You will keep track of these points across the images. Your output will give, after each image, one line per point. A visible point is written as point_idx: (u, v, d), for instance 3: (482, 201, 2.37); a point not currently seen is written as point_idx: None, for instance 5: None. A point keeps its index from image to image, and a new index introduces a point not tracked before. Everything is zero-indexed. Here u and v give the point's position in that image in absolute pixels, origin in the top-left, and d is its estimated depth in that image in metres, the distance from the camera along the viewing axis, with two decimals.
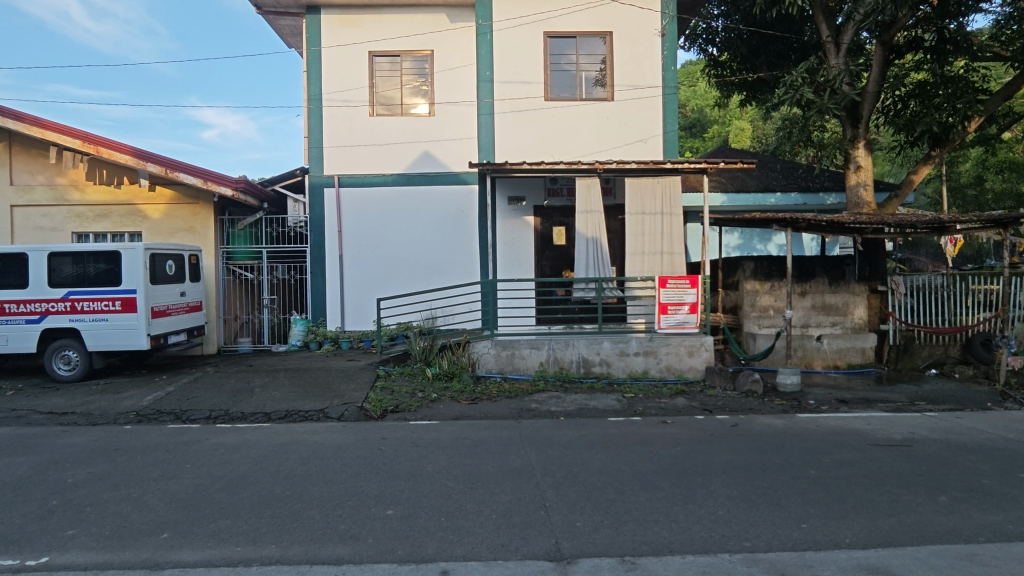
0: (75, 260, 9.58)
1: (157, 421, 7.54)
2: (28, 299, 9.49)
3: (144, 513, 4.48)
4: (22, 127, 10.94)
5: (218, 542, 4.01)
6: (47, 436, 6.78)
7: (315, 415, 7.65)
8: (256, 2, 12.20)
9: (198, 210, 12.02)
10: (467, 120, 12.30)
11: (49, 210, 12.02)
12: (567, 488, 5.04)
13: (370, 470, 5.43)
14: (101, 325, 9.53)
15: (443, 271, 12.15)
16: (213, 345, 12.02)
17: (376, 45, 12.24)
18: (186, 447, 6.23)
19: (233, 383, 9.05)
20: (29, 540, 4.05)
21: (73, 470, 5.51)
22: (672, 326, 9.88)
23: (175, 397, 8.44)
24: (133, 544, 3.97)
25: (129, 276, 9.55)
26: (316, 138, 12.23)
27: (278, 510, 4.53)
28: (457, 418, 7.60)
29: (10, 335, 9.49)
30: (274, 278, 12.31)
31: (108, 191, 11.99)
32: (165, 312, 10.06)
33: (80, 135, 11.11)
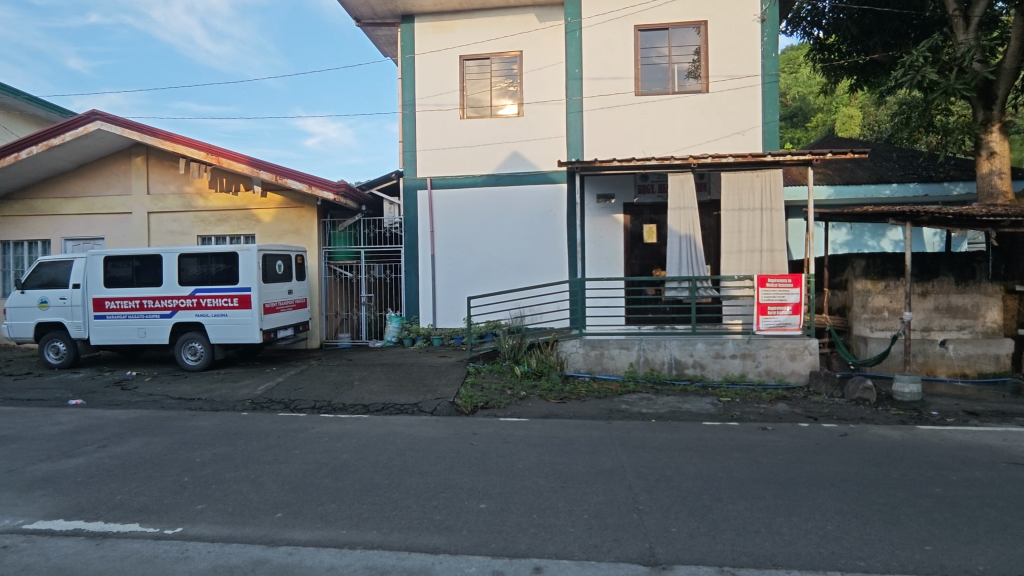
0: (200, 260, 10.55)
1: (270, 408, 8.16)
2: (161, 296, 10.57)
3: (260, 493, 4.87)
4: (157, 141, 12.19)
5: (325, 524, 4.27)
6: (178, 419, 7.54)
7: (410, 408, 7.96)
8: (356, 15, 12.88)
9: (304, 213, 12.87)
10: (556, 119, 12.28)
11: (179, 215, 13.35)
12: (660, 492, 4.91)
13: (463, 464, 5.57)
14: (222, 320, 10.45)
15: (532, 271, 12.23)
16: (316, 340, 12.80)
17: (467, 49, 12.52)
18: (294, 434, 6.69)
19: (335, 375, 9.63)
20: (167, 511, 4.52)
21: (200, 451, 6.08)
22: (772, 327, 9.34)
23: (284, 387, 9.12)
24: (252, 521, 4.31)
25: (245, 275, 10.40)
26: (410, 142, 12.71)
27: (378, 498, 4.75)
28: (545, 416, 7.62)
29: (147, 328, 10.65)
30: (371, 277, 12.94)
31: (227, 198, 13.12)
32: (275, 308, 10.87)
33: (204, 147, 12.21)
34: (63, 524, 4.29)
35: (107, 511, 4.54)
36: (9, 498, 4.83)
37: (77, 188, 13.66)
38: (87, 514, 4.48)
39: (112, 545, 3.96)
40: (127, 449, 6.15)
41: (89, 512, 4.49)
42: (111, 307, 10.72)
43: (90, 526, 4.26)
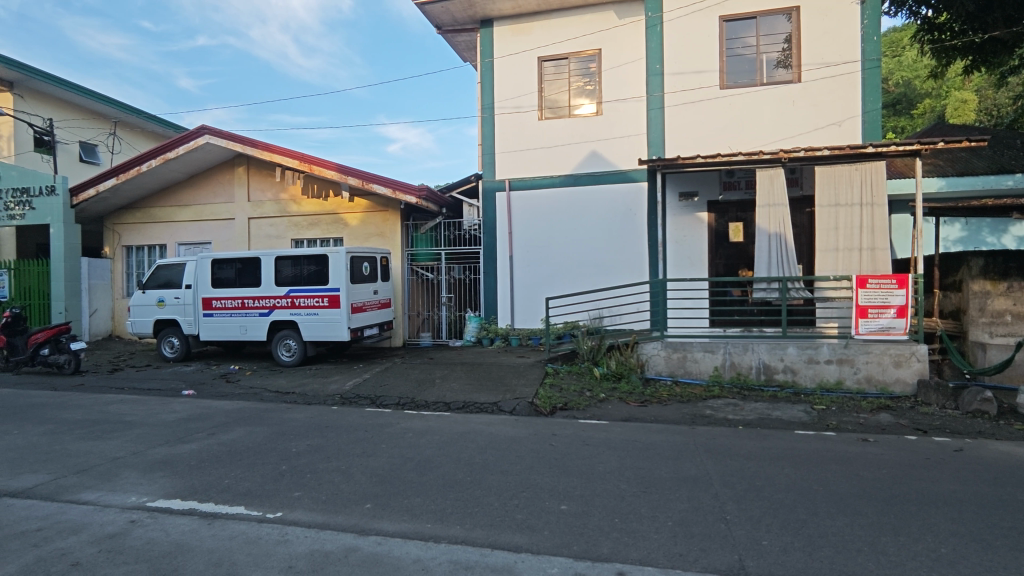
0: (294, 262, 11.23)
1: (358, 403, 8.55)
2: (260, 296, 11.34)
3: (351, 484, 5.11)
4: (256, 152, 13.08)
5: (412, 517, 4.41)
6: (276, 411, 8.07)
7: (490, 407, 8.07)
8: (437, 23, 13.26)
9: (388, 217, 13.38)
10: (636, 116, 12.04)
11: (275, 220, 14.27)
12: (749, 502, 4.69)
13: (543, 465, 5.58)
14: (313, 319, 11.07)
15: (611, 271, 12.07)
16: (400, 338, 13.26)
17: (545, 50, 12.55)
18: (381, 429, 6.98)
19: (417, 373, 9.94)
20: (268, 496, 4.85)
21: (295, 442, 6.47)
22: (873, 331, 8.72)
23: (370, 383, 9.53)
24: (343, 510, 4.53)
25: (335, 276, 10.95)
26: (489, 145, 12.91)
27: (460, 494, 4.86)
28: (625, 420, 7.49)
29: (248, 325, 11.47)
30: (451, 278, 13.25)
31: (318, 203, 13.88)
32: (361, 308, 11.38)
33: (298, 156, 12.96)
34: (179, 504, 4.70)
35: (216, 493, 4.92)
36: (134, 478, 5.35)
37: (188, 197, 14.94)
38: (199, 495, 4.88)
39: (221, 525, 4.29)
40: (232, 438, 6.63)
41: (202, 494, 4.89)
42: (218, 306, 11.64)
43: (202, 507, 4.63)
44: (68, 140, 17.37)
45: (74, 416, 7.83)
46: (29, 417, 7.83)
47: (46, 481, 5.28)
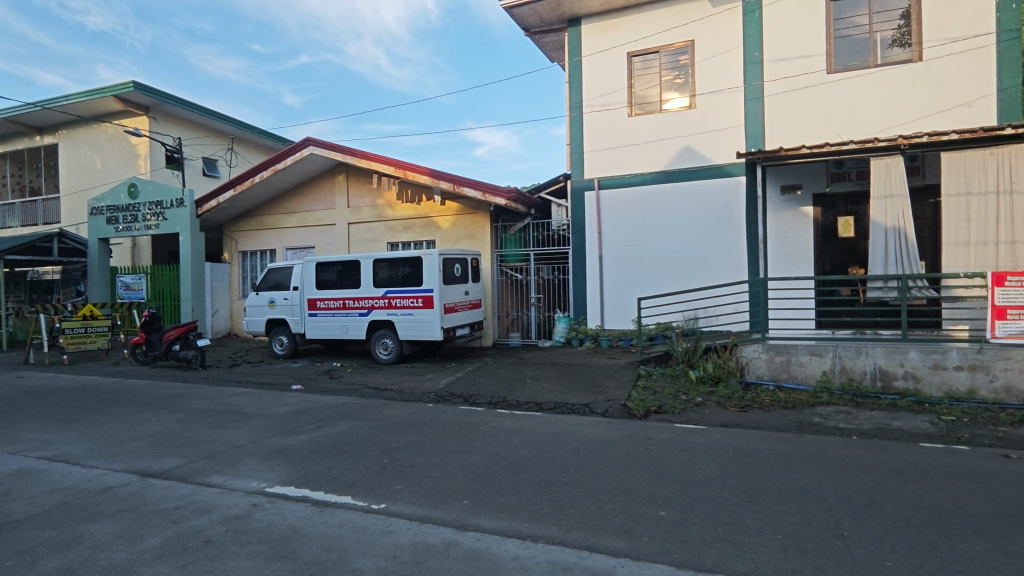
0: (390, 265, 11.73)
1: (452, 401, 8.78)
2: (360, 297, 11.95)
3: (449, 480, 5.25)
4: (355, 160, 13.79)
5: (508, 515, 4.46)
6: (376, 406, 8.46)
7: (582, 408, 8.00)
8: (525, 25, 13.37)
9: (478, 219, 13.63)
10: (733, 107, 11.50)
11: (372, 225, 14.97)
12: (868, 519, 4.33)
13: (639, 469, 5.45)
14: (409, 318, 11.51)
15: (706, 270, 11.62)
16: (490, 338, 13.48)
17: (634, 45, 12.29)
18: (475, 427, 7.12)
19: (509, 372, 10.06)
20: (373, 488, 5.08)
21: (394, 437, 6.75)
22: (1011, 335, 7.84)
23: (463, 382, 9.76)
24: (443, 505, 4.66)
25: (429, 277, 11.33)
26: (577, 144, 12.83)
27: (556, 494, 4.85)
28: (724, 425, 7.16)
29: (349, 325, 12.13)
30: (540, 278, 13.31)
31: (411, 207, 14.41)
32: (454, 308, 11.70)
33: (393, 162, 13.49)
34: (294, 491, 5.04)
35: (325, 482, 5.24)
36: (253, 465, 5.80)
37: (294, 205, 16.02)
38: (311, 484, 5.21)
39: (332, 513, 4.56)
40: (337, 431, 7.02)
41: (314, 483, 5.22)
42: (322, 306, 12.38)
43: (314, 494, 4.94)
44: (193, 156, 19.20)
45: (201, 406, 8.62)
46: (164, 406, 8.71)
47: (181, 465, 5.84)
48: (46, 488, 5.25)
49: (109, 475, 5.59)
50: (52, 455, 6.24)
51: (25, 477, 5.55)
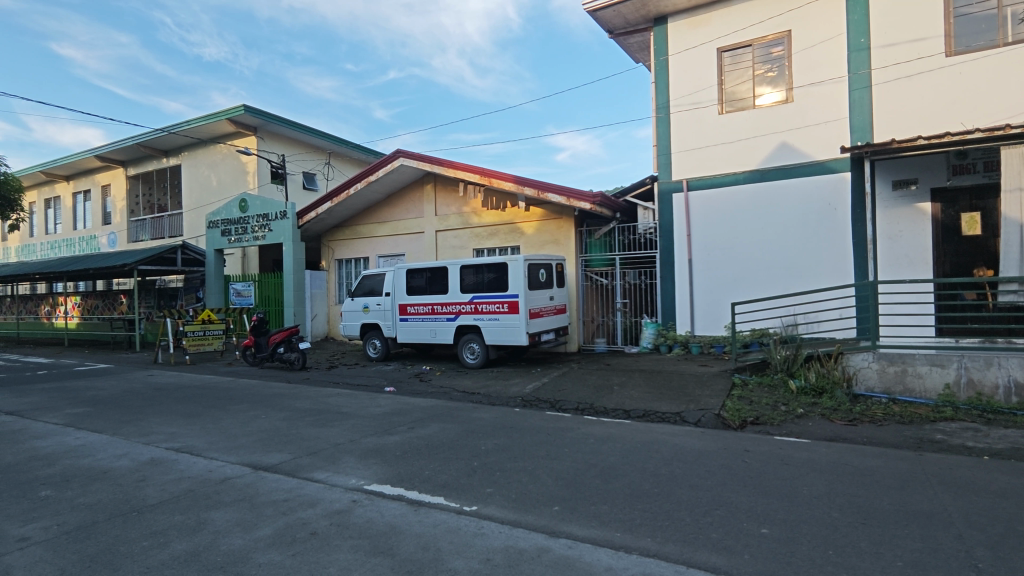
0: (476, 271, 11.97)
1: (539, 406, 8.77)
2: (447, 302, 12.28)
3: (539, 485, 5.25)
4: (443, 169, 14.20)
5: (600, 523, 4.40)
6: (465, 410, 8.64)
7: (673, 417, 7.75)
8: (609, 27, 13.25)
9: (562, 224, 13.59)
10: (836, 99, 10.77)
11: (459, 232, 15.36)
12: (1007, 550, 3.86)
13: (737, 482, 5.20)
14: (495, 323, 11.67)
15: (806, 273, 10.94)
16: (575, 344, 13.39)
17: (725, 40, 11.83)
18: (563, 433, 7.09)
19: (596, 379, 9.95)
20: (465, 489, 5.18)
21: (484, 440, 6.85)
22: None
23: (549, 387, 9.75)
24: (533, 510, 4.67)
25: (514, 283, 11.44)
26: (665, 145, 12.50)
27: (649, 505, 4.72)
28: (830, 439, 6.67)
29: (438, 329, 12.47)
30: (626, 284, 12.97)
31: (497, 214, 14.63)
32: (539, 313, 11.74)
33: (479, 171, 13.75)
34: (391, 490, 5.24)
35: (419, 483, 5.40)
36: (352, 462, 6.10)
37: (386, 214, 16.74)
38: (406, 483, 5.40)
39: (426, 513, 4.69)
40: (429, 433, 7.23)
41: (409, 482, 5.41)
42: (412, 311, 12.83)
43: (409, 494, 5.12)
44: (295, 171, 20.58)
45: (303, 405, 9.19)
46: (271, 404, 9.36)
47: (288, 460, 6.25)
48: (174, 476, 5.79)
49: (226, 466, 6.08)
50: (178, 446, 6.88)
51: (157, 465, 6.15)
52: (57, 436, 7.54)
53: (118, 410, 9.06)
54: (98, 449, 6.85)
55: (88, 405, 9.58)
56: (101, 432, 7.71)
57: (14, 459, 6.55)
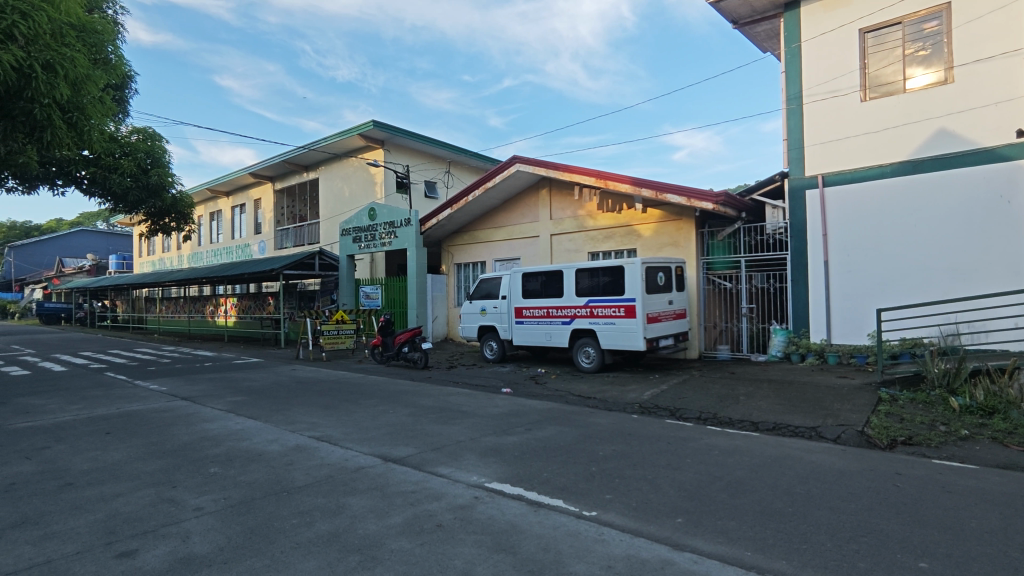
0: (591, 274, 11.92)
1: (657, 414, 8.49)
2: (562, 306, 12.32)
3: (660, 495, 5.09)
4: (558, 173, 14.28)
5: (728, 540, 4.18)
6: (581, 414, 8.59)
7: (808, 432, 7.15)
8: (734, 17, 12.59)
9: (682, 225, 13.10)
10: (1008, 76, 9.41)
11: (574, 235, 15.34)
12: None
13: (886, 508, 4.70)
14: (611, 328, 11.50)
15: (971, 276, 9.68)
16: (696, 350, 12.85)
17: (868, 20, 10.80)
18: (684, 442, 6.82)
19: (719, 388, 9.46)
20: (584, 494, 5.16)
21: (601, 446, 6.78)
22: None
23: (669, 395, 9.42)
24: (656, 520, 4.54)
25: (631, 286, 11.23)
26: (796, 139, 11.63)
27: (782, 525, 4.40)
28: (1004, 467, 5.80)
29: (553, 333, 12.54)
30: (752, 287, 12.27)
31: (612, 217, 14.43)
32: (657, 318, 11.41)
33: (594, 174, 13.65)
34: (511, 489, 5.36)
35: (538, 484, 5.46)
36: (474, 460, 6.31)
37: (503, 219, 17.16)
38: (526, 483, 5.48)
39: (546, 514, 4.73)
40: (546, 435, 7.28)
41: (528, 483, 5.49)
42: (528, 315, 13.00)
43: (529, 494, 5.20)
44: (417, 180, 21.74)
45: (427, 402, 9.67)
46: (398, 400, 9.96)
47: (415, 454, 6.60)
48: (316, 462, 6.35)
49: (360, 456, 6.55)
50: (319, 435, 7.53)
51: (302, 451, 6.78)
52: (221, 420, 8.57)
53: (268, 400, 10.10)
54: (253, 434, 7.69)
55: (244, 394, 10.80)
56: (256, 418, 8.65)
57: (188, 438, 7.54)
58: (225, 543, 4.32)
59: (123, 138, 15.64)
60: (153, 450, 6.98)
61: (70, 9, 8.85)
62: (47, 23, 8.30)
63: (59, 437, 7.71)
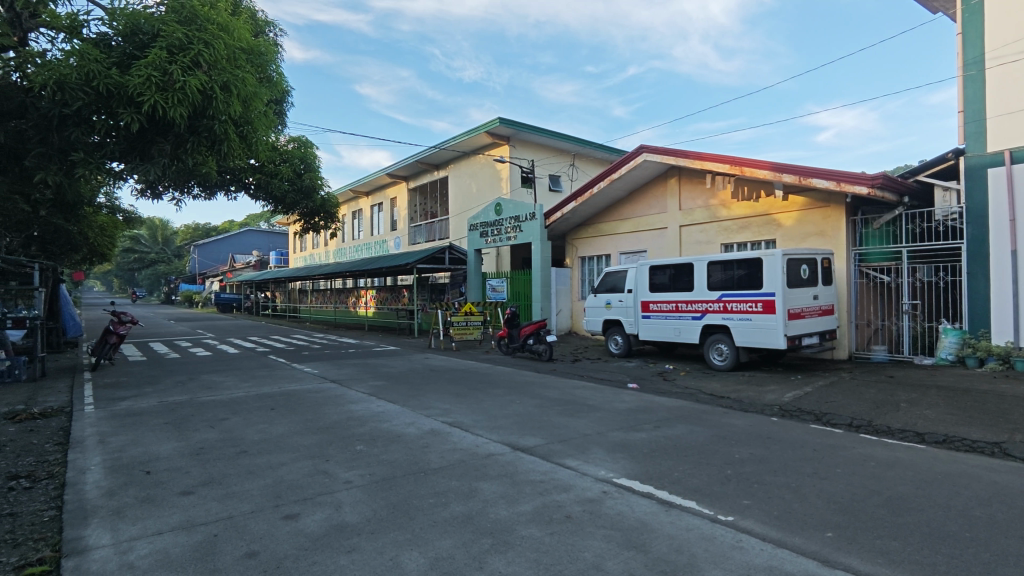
0: (724, 267, 11.30)
1: (800, 418, 7.84)
2: (692, 300, 11.81)
3: (806, 505, 4.70)
4: (688, 162, 13.66)
5: (889, 561, 3.76)
6: (714, 414, 8.18)
7: (988, 448, 6.22)
8: None
9: (830, 213, 11.93)
10: None
11: (705, 226, 14.61)
12: None
13: None
14: (747, 324, 10.81)
15: None
16: (845, 350, 11.68)
17: None
18: (833, 451, 6.24)
19: (875, 394, 8.53)
20: (719, 497, 4.92)
21: (737, 448, 6.41)
22: None
23: (813, 398, 8.67)
24: (802, 532, 4.21)
25: (770, 280, 10.46)
26: (975, 110, 10.16)
27: (958, 551, 3.86)
28: None
29: (682, 328, 12.07)
30: (916, 281, 10.90)
31: (749, 206, 13.54)
32: (800, 314, 10.54)
33: (729, 160, 12.86)
34: (640, 486, 5.26)
35: (669, 483, 5.30)
36: (601, 454, 6.27)
37: (629, 211, 16.80)
38: (655, 482, 5.35)
39: (678, 514, 4.58)
40: (677, 434, 7.04)
41: (658, 481, 5.34)
42: (655, 309, 12.63)
43: (659, 493, 5.06)
44: (542, 175, 21.98)
45: (552, 395, 9.79)
46: (524, 391, 10.18)
47: (543, 444, 6.70)
48: (450, 446, 6.69)
49: (490, 443, 6.78)
50: (451, 421, 7.93)
51: (436, 435, 7.17)
52: (365, 403, 9.33)
53: (404, 386, 10.83)
54: (393, 417, 8.28)
55: (384, 379, 11.68)
56: (394, 402, 9.31)
57: (337, 417, 8.30)
58: (371, 515, 4.70)
59: (282, 147, 17.57)
60: (309, 426, 7.78)
61: (242, 36, 10.08)
62: (224, 49, 9.55)
63: (235, 410, 8.87)
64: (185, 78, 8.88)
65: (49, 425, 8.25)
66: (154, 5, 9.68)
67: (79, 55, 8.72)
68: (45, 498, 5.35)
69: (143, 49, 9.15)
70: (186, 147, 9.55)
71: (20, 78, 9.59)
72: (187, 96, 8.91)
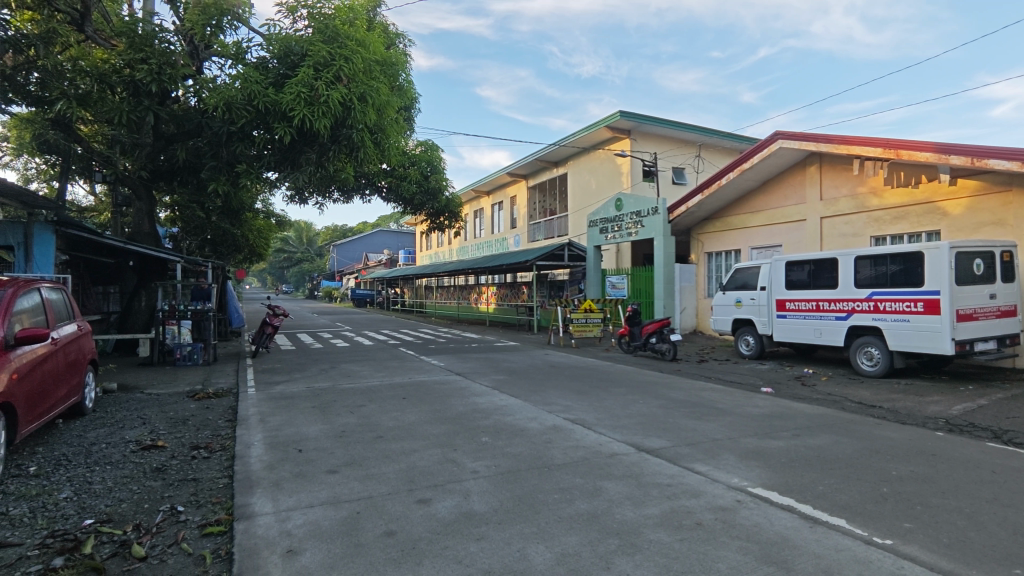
0: (875, 262, 10.18)
1: (973, 434, 6.83)
2: (836, 299, 10.75)
3: (985, 535, 4.09)
4: (832, 147, 12.45)
5: None
6: (864, 424, 7.40)
7: None
8: None
9: (1012, 198, 10.32)
10: None
11: (852, 217, 13.26)
12: None
13: None
14: (903, 325, 9.63)
15: None
16: None
17: None
18: (1017, 474, 5.37)
19: None
20: (873, 517, 4.44)
21: (894, 464, 5.73)
22: None
23: (989, 412, 7.54)
24: (978, 565, 3.68)
25: (933, 276, 9.25)
26: None
27: None
28: None
29: (824, 329, 11.05)
30: None
31: (906, 193, 12.07)
32: (972, 316, 9.20)
33: (882, 143, 11.53)
34: (779, 498, 4.89)
35: (812, 497, 4.87)
36: (733, 461, 5.93)
37: (761, 203, 15.71)
38: (797, 494, 4.94)
39: (825, 532, 4.20)
40: (820, 444, 6.46)
41: (799, 494, 4.94)
42: (792, 308, 11.69)
43: (802, 507, 4.67)
44: (665, 167, 21.24)
45: (677, 395, 9.43)
46: (647, 391, 9.91)
47: (669, 447, 6.46)
48: (573, 443, 6.69)
49: (614, 443, 6.68)
50: (573, 418, 7.92)
51: (559, 432, 7.20)
52: (488, 396, 9.62)
53: (526, 381, 11.01)
54: (515, 411, 8.45)
55: (505, 373, 11.97)
56: (516, 396, 9.50)
57: (463, 409, 8.64)
58: (499, 506, 4.82)
59: (411, 151, 18.61)
60: (438, 416, 8.17)
61: (377, 49, 10.82)
62: (361, 64, 10.33)
63: (371, 397, 9.55)
64: (328, 92, 9.71)
65: (220, 403, 9.45)
66: (303, 28, 10.68)
67: (243, 78, 9.85)
68: (219, 467, 6.13)
69: (293, 68, 10.13)
70: (328, 155, 10.46)
71: (197, 102, 11.04)
72: (330, 108, 9.74)
